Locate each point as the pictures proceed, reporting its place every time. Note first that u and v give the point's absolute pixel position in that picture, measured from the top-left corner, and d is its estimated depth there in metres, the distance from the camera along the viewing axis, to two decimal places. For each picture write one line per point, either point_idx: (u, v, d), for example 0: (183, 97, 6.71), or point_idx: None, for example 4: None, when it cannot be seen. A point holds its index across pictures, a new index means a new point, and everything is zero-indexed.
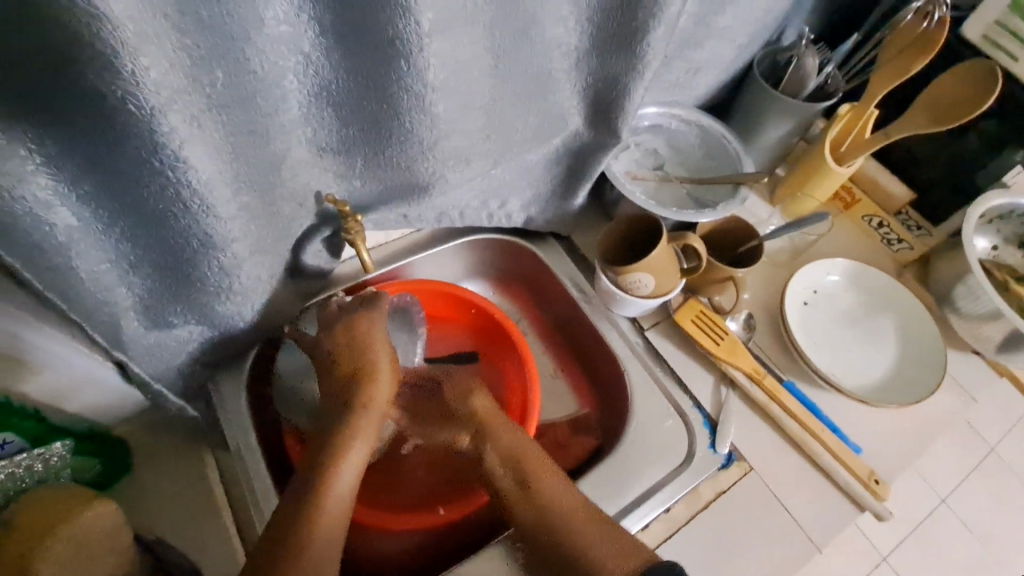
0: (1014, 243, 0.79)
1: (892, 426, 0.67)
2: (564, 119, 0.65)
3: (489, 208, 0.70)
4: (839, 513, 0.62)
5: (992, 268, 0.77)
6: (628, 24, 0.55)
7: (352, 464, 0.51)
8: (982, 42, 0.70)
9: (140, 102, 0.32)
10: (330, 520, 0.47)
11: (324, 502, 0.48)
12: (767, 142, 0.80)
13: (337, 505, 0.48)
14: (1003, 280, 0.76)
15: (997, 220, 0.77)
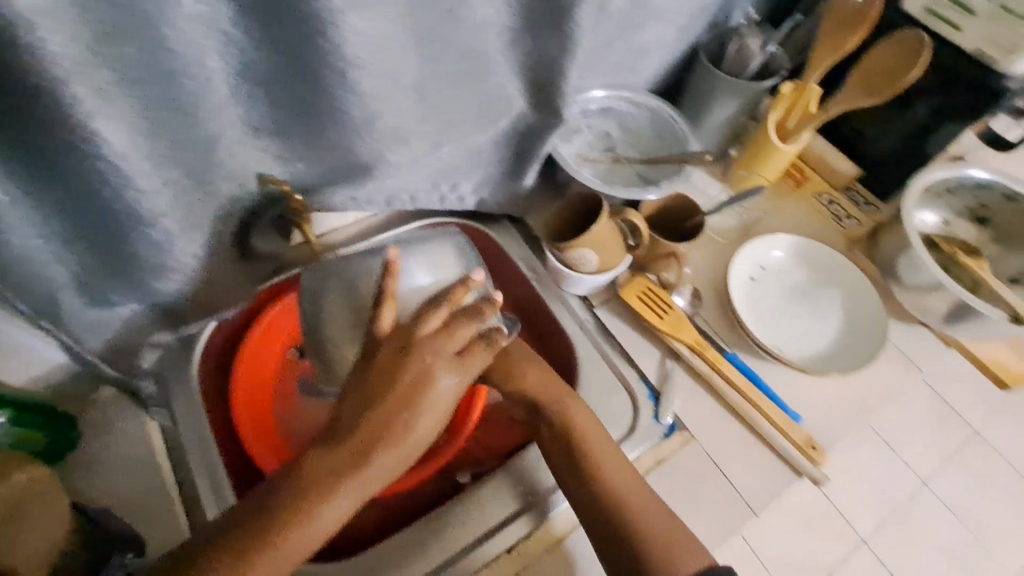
0: (966, 216, 0.79)
1: (834, 396, 0.69)
2: (506, 101, 0.66)
3: (440, 191, 0.71)
4: (778, 475, 0.64)
5: (939, 243, 0.76)
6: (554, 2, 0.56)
7: (338, 507, 0.45)
8: (922, 15, 0.70)
9: (42, 71, 0.35)
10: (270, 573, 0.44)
11: (273, 556, 0.44)
12: (716, 122, 0.81)
13: (299, 551, 0.45)
14: (949, 251, 0.75)
15: (947, 193, 0.78)
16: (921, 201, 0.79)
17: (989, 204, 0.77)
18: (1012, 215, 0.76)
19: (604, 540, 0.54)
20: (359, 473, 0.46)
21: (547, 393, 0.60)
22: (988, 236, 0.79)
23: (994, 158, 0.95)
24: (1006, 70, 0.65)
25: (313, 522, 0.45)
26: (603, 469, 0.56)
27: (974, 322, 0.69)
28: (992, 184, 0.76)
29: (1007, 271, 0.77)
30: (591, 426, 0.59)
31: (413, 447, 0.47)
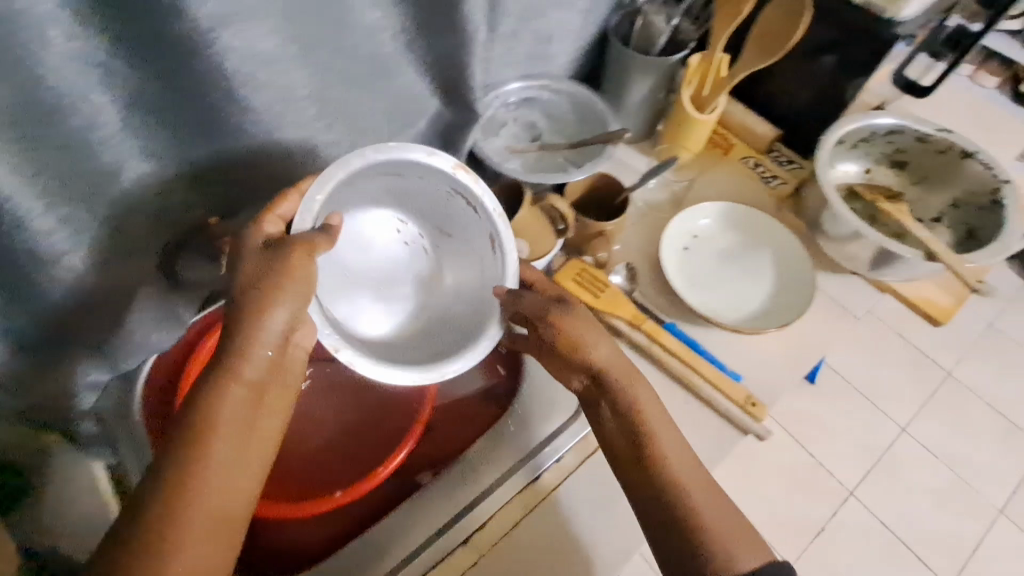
0: (885, 163, 0.81)
1: (772, 353, 0.71)
2: (417, 102, 0.67)
3: None
4: (723, 434, 0.66)
5: (863, 191, 0.79)
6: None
7: (234, 401, 0.44)
8: None
9: None
10: (222, 456, 0.42)
11: (205, 470, 0.41)
12: (636, 100, 0.83)
13: (218, 458, 0.42)
14: (873, 199, 0.78)
15: (863, 142, 0.80)
16: (841, 153, 0.81)
17: (905, 148, 0.79)
18: (927, 156, 0.78)
19: (656, 520, 0.52)
20: (239, 368, 0.44)
21: (611, 364, 0.56)
22: (908, 179, 0.81)
23: (915, 104, 0.97)
24: (894, 17, 0.67)
25: (231, 399, 0.44)
26: (664, 445, 0.54)
27: (897, 266, 0.71)
28: (902, 128, 0.77)
29: (928, 212, 0.79)
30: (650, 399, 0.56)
31: (276, 321, 0.45)
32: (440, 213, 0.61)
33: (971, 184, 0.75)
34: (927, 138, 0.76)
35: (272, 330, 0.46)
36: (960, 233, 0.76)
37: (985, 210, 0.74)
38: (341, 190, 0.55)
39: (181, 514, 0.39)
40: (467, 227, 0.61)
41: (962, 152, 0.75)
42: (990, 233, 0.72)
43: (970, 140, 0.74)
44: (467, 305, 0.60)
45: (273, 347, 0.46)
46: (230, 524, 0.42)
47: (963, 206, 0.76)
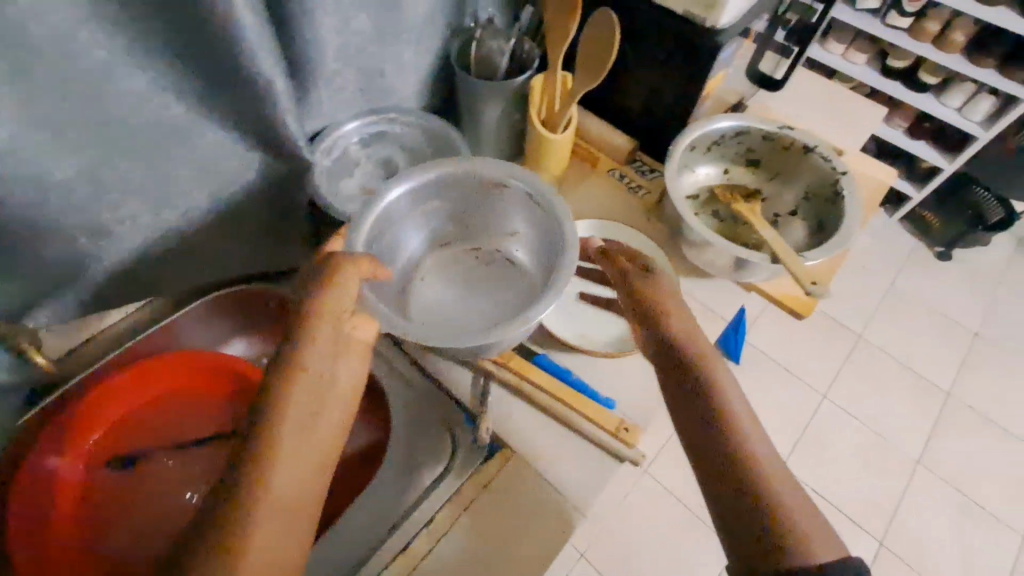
0: (741, 162, 0.83)
1: (644, 374, 0.71)
2: (236, 162, 0.62)
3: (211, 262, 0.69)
4: (600, 466, 0.66)
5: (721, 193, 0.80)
6: (217, 58, 0.51)
7: (296, 405, 0.42)
8: None
9: None
10: (305, 459, 0.41)
11: (268, 482, 0.38)
12: (489, 125, 0.81)
13: (276, 469, 0.39)
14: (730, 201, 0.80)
15: (716, 144, 0.81)
16: (697, 157, 0.82)
17: (754, 148, 0.81)
18: (776, 153, 0.80)
19: (722, 486, 0.44)
20: (297, 368, 0.44)
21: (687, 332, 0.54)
22: (764, 175, 0.83)
23: (772, 98, 0.99)
24: (714, 25, 0.67)
25: (316, 389, 0.44)
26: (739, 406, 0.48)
27: (752, 270, 0.72)
28: (748, 129, 0.79)
29: (784, 206, 0.82)
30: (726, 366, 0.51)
31: (325, 322, 0.48)
32: (483, 218, 0.73)
33: (816, 177, 0.77)
34: (771, 135, 0.78)
35: (330, 328, 0.48)
36: (811, 225, 0.78)
37: (829, 202, 0.76)
38: (388, 228, 0.67)
39: (300, 504, 0.39)
40: (505, 208, 0.71)
41: (803, 147, 0.77)
42: (834, 224, 0.74)
43: (807, 135, 0.76)
44: (546, 261, 0.67)
45: (331, 340, 0.47)
46: (288, 553, 0.38)
47: (812, 199, 0.79)
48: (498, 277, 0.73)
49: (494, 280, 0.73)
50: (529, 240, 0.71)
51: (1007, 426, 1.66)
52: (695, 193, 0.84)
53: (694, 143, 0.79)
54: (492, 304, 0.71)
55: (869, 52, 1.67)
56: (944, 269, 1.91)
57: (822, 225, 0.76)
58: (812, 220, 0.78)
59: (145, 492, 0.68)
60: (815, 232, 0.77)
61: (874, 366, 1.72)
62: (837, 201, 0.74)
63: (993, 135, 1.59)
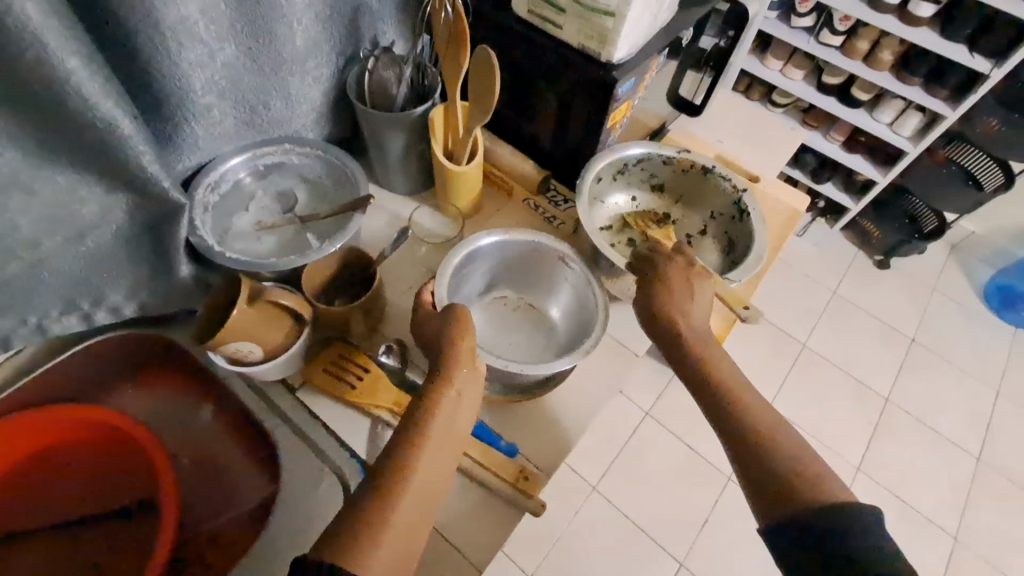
0: (646, 188, 0.83)
1: (547, 416, 0.70)
2: (95, 205, 0.58)
3: (81, 309, 0.64)
4: (498, 517, 0.65)
5: (631, 219, 0.81)
6: (45, 101, 0.48)
7: (448, 429, 0.53)
8: (531, 17, 0.69)
9: None
10: (430, 454, 0.51)
11: (425, 479, 0.50)
12: (393, 157, 0.77)
13: (427, 471, 0.50)
14: (642, 226, 0.80)
15: (621, 172, 0.80)
16: (605, 186, 0.81)
17: (657, 172, 0.81)
18: (679, 178, 0.81)
19: (760, 471, 0.50)
20: (449, 383, 0.55)
21: (699, 338, 0.59)
22: (670, 199, 0.84)
23: (694, 123, 0.99)
24: (610, 59, 0.66)
25: (448, 402, 0.54)
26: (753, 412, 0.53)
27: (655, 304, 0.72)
28: (648, 155, 0.78)
29: (694, 227, 0.82)
30: (742, 388, 0.55)
31: (467, 356, 0.57)
32: (531, 275, 0.78)
33: (720, 198, 0.78)
34: (670, 160, 0.79)
35: (467, 365, 0.57)
36: (722, 244, 0.78)
37: (734, 221, 0.77)
38: (459, 274, 0.72)
39: (420, 490, 0.49)
40: (555, 276, 0.75)
41: (702, 169, 0.77)
42: (743, 244, 0.74)
43: (704, 157, 0.77)
44: (583, 321, 0.72)
45: (473, 376, 0.57)
46: (420, 526, 0.48)
47: (719, 218, 0.79)
48: (524, 324, 0.78)
49: (521, 328, 0.78)
50: (566, 306, 0.76)
51: (945, 431, 1.69)
52: (607, 224, 0.82)
53: (599, 173, 0.78)
54: (518, 347, 0.76)
55: (806, 68, 1.70)
56: (882, 277, 1.96)
57: (732, 243, 0.76)
58: (723, 238, 0.78)
59: (39, 496, 0.71)
60: (727, 251, 0.77)
61: (816, 376, 1.75)
62: (743, 217, 0.75)
63: (921, 150, 1.63)
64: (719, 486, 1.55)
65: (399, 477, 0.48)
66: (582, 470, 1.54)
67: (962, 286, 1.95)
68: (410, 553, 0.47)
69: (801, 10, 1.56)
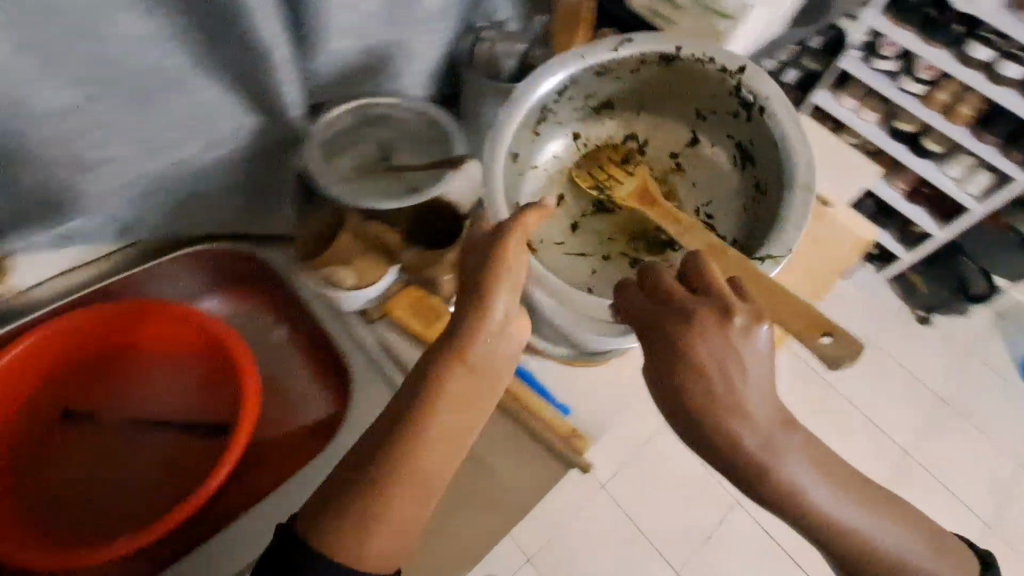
0: (587, 113, 0.80)
1: (604, 388, 0.73)
2: (232, 123, 0.63)
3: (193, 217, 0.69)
4: (544, 470, 0.67)
5: (598, 171, 0.79)
6: (224, 21, 0.53)
7: (438, 442, 0.48)
8: (646, 11, 0.73)
9: None
10: (457, 387, 0.48)
11: (398, 499, 0.47)
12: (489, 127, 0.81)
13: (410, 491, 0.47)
14: (617, 172, 0.79)
15: (547, 117, 0.76)
16: (533, 147, 0.78)
17: (595, 92, 0.77)
18: (627, 84, 0.77)
19: (840, 550, 0.50)
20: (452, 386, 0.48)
21: (767, 442, 0.46)
22: (631, 111, 0.81)
23: None
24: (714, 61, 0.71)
25: (489, 326, 0.49)
26: (822, 503, 0.48)
27: None
28: (572, 80, 0.72)
29: (673, 142, 0.81)
30: (830, 477, 0.49)
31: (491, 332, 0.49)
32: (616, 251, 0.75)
33: (704, 94, 0.75)
34: (599, 72, 0.73)
35: (506, 288, 0.49)
36: (726, 146, 0.77)
37: (738, 122, 0.73)
38: None
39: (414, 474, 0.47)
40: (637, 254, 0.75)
41: (659, 66, 0.73)
42: (750, 148, 0.73)
43: (629, 50, 0.71)
44: None
45: (489, 365, 0.50)
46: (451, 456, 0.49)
47: (708, 117, 0.77)
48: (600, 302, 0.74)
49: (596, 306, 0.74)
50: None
51: (962, 495, 1.67)
52: (569, 185, 0.81)
53: (521, 130, 0.73)
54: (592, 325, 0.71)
55: (878, 112, 1.69)
56: (921, 332, 1.93)
57: (743, 151, 0.74)
58: (723, 141, 0.76)
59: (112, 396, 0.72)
60: (738, 157, 0.75)
61: (839, 418, 1.74)
62: (752, 114, 0.70)
63: (985, 211, 1.61)
64: (727, 507, 1.56)
65: (375, 502, 0.47)
66: (592, 468, 1.55)
67: (1001, 354, 1.91)
68: (438, 486, 0.50)
69: (884, 53, 1.55)
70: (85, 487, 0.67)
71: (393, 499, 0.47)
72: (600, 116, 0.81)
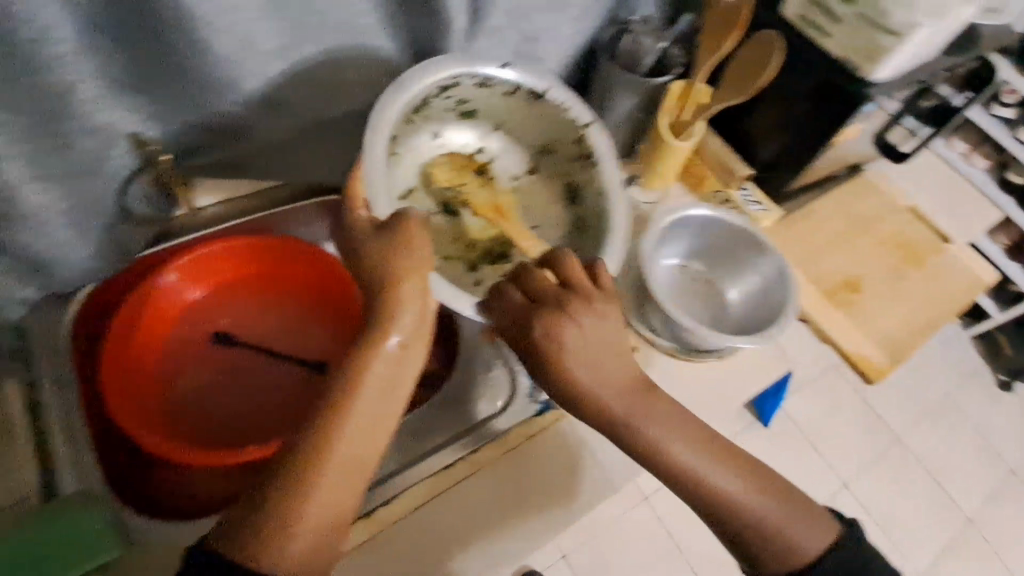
0: (454, 113, 0.72)
1: (701, 385, 0.73)
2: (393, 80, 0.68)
3: None
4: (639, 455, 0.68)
5: (445, 177, 0.73)
6: None
7: (352, 435, 0.48)
8: (798, 20, 0.74)
9: None
10: (368, 403, 0.49)
11: (319, 494, 0.47)
12: (617, 117, 0.82)
13: (329, 486, 0.47)
14: (453, 182, 0.73)
15: (426, 108, 0.69)
16: (406, 134, 0.70)
17: (467, 98, 0.71)
18: (499, 102, 0.72)
19: (729, 532, 0.54)
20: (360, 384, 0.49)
21: (628, 409, 0.53)
22: (486, 124, 0.75)
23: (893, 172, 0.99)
24: (868, 77, 0.70)
25: (388, 340, 0.50)
26: (693, 475, 0.53)
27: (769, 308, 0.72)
28: (455, 83, 0.67)
29: (513, 166, 0.76)
30: (697, 457, 0.53)
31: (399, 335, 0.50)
32: (726, 256, 0.76)
33: (557, 124, 0.72)
34: (484, 85, 0.69)
35: (411, 304, 0.51)
36: (560, 186, 0.75)
37: (578, 165, 0.72)
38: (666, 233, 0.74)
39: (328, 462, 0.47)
40: (745, 260, 0.75)
41: (532, 93, 0.70)
42: (585, 189, 0.71)
43: (520, 81, 0.69)
44: (765, 304, 0.71)
45: (389, 367, 0.50)
46: (364, 470, 0.49)
47: (551, 154, 0.75)
48: (699, 295, 0.76)
49: (692, 297, 0.76)
50: (751, 289, 0.74)
51: None
52: (412, 183, 0.71)
53: (402, 117, 0.66)
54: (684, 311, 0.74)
55: (991, 160, 1.57)
56: (1007, 401, 1.79)
57: (572, 187, 0.73)
58: (559, 179, 0.75)
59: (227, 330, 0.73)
60: (568, 194, 0.74)
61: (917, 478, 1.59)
62: (586, 165, 0.71)
63: None
64: None
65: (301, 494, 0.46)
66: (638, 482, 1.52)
67: None
68: (348, 504, 0.48)
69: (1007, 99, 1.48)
70: (197, 415, 0.68)
71: (306, 517, 0.46)
72: (462, 122, 0.74)
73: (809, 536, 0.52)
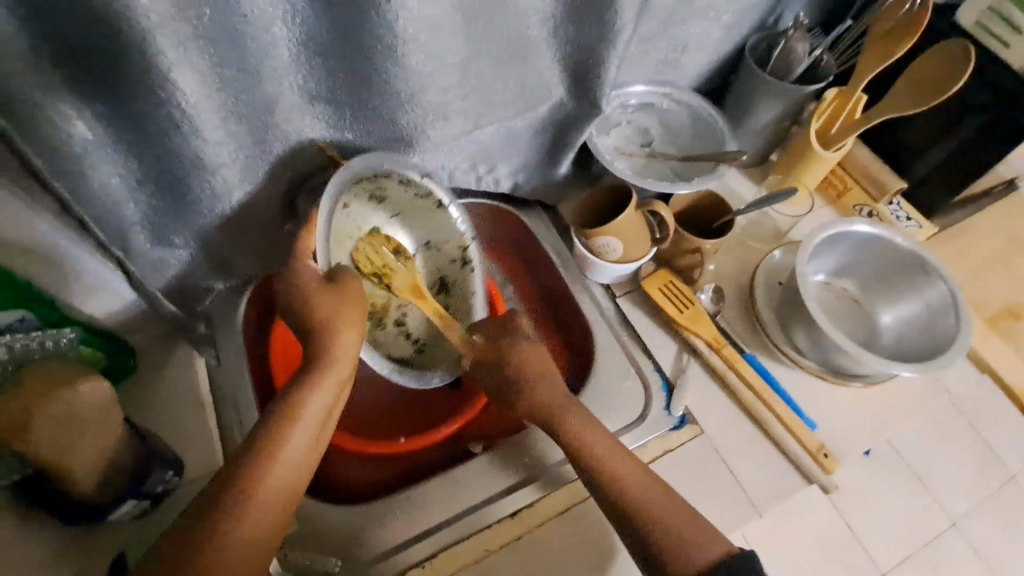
0: (364, 198, 0.63)
1: (848, 407, 0.70)
2: (547, 89, 0.68)
3: (478, 172, 0.72)
4: (789, 483, 0.65)
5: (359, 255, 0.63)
6: None
7: (287, 465, 0.48)
8: (974, 29, 0.71)
9: (144, 52, 0.41)
10: (300, 442, 0.49)
11: (248, 525, 0.45)
12: (757, 126, 0.79)
13: (264, 514, 0.46)
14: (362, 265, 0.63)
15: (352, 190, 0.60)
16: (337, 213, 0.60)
17: (387, 191, 0.64)
18: (409, 199, 0.65)
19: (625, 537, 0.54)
20: (298, 419, 0.49)
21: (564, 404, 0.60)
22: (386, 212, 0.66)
23: None
24: None
25: (330, 377, 0.52)
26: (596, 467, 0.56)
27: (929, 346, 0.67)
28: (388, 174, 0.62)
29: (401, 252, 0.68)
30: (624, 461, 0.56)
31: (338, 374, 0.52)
32: (881, 276, 0.73)
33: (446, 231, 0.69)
34: (406, 185, 0.64)
35: (348, 356, 0.53)
36: (433, 283, 0.70)
37: (455, 266, 0.69)
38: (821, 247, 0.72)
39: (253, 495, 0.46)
40: (903, 283, 0.71)
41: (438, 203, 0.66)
42: (457, 293, 0.70)
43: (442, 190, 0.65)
44: (927, 332, 0.67)
45: (322, 410, 0.51)
46: (291, 499, 0.48)
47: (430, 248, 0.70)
48: (848, 315, 0.73)
49: (841, 316, 0.73)
50: (911, 314, 0.70)
51: None
52: None
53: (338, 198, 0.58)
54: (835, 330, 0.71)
55: None
56: None
57: (444, 283, 0.70)
58: (432, 272, 0.70)
59: None
60: (438, 292, 0.70)
61: None
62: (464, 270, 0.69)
63: None
64: None
65: (231, 521, 0.44)
66: None
67: None
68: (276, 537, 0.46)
69: None
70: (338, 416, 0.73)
71: (231, 548, 0.44)
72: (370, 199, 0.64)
73: (698, 548, 0.52)
